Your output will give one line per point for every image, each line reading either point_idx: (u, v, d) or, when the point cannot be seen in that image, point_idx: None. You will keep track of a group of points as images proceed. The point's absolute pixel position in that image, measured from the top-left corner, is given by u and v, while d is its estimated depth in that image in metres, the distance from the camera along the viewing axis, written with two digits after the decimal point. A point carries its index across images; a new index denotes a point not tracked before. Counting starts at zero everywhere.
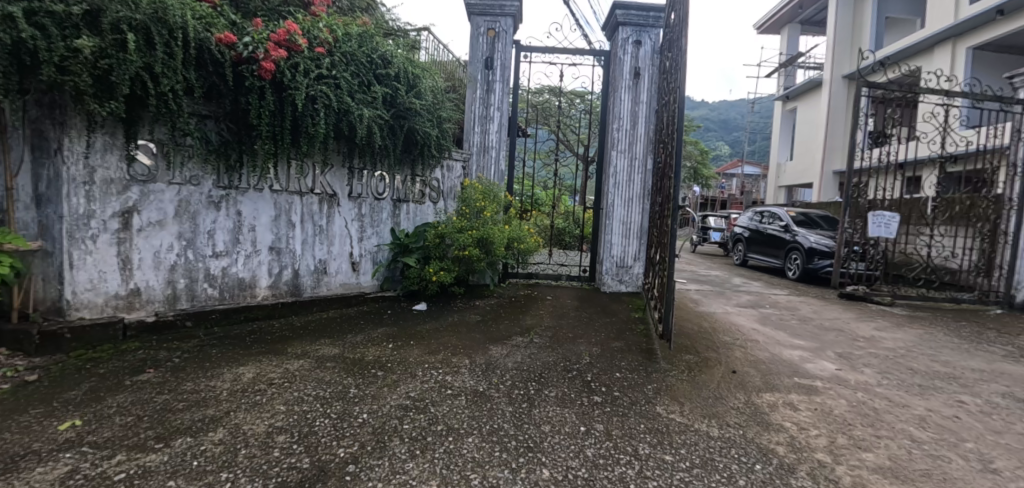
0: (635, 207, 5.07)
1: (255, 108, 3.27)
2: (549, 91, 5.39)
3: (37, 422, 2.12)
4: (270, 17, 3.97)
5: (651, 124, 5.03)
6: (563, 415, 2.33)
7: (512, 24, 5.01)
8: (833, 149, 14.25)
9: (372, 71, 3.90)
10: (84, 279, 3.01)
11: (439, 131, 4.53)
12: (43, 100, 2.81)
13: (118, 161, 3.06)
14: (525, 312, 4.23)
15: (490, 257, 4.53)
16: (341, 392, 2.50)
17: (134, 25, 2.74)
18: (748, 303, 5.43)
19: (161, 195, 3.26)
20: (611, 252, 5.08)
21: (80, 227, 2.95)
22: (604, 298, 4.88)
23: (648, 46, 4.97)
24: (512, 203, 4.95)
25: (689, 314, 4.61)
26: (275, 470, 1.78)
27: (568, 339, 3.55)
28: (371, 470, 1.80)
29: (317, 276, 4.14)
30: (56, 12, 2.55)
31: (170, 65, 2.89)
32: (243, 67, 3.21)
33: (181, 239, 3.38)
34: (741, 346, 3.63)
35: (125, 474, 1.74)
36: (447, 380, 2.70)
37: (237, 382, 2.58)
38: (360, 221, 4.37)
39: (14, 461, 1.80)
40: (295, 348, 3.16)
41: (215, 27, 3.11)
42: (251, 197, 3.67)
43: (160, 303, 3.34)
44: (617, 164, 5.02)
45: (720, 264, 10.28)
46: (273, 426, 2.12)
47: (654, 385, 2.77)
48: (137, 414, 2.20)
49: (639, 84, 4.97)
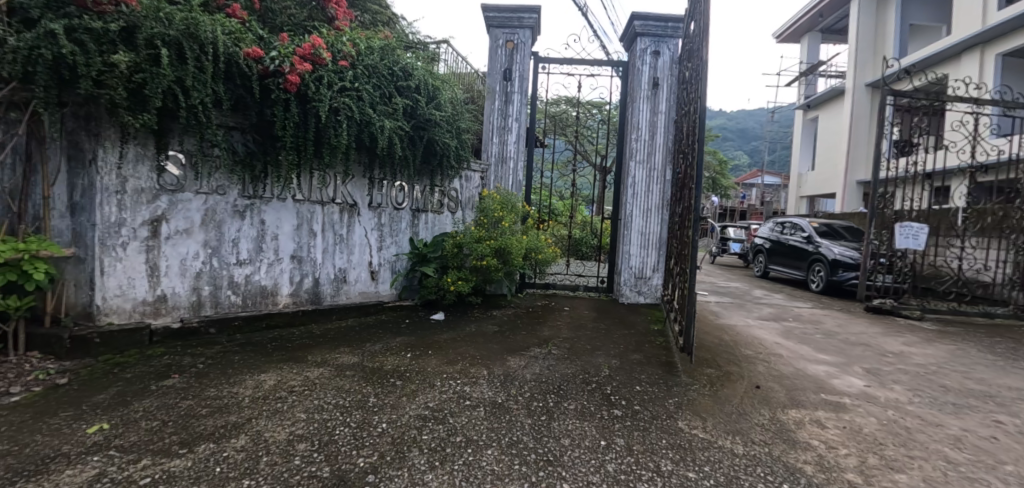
0: (654, 218, 5.02)
1: (280, 120, 3.36)
2: (567, 102, 5.43)
3: (66, 425, 2.17)
4: (296, 32, 4.09)
5: (670, 134, 5.00)
6: (583, 429, 2.29)
7: (531, 36, 5.05)
8: (857, 158, 13.97)
9: (393, 83, 3.98)
10: (114, 285, 3.09)
11: (458, 142, 4.57)
12: (79, 112, 2.92)
13: (149, 171, 3.16)
14: (543, 322, 4.21)
15: (508, 267, 4.53)
16: (360, 401, 2.50)
17: (167, 41, 2.85)
18: (770, 316, 5.31)
19: (188, 204, 3.34)
20: (630, 262, 5.05)
21: (112, 234, 3.04)
22: (622, 309, 4.82)
23: (667, 56, 4.95)
24: (530, 213, 4.96)
25: (710, 326, 4.54)
26: (295, 478, 1.79)
27: (586, 350, 3.52)
28: (390, 481, 1.79)
29: (337, 284, 4.19)
30: (94, 29, 2.66)
31: (200, 79, 2.98)
32: (270, 80, 3.29)
33: (207, 247, 3.45)
34: (765, 360, 3.54)
35: (150, 478, 1.76)
36: (465, 390, 2.69)
37: (258, 390, 2.61)
38: (379, 230, 4.43)
39: (45, 463, 1.85)
40: (314, 355, 3.19)
41: (243, 42, 3.21)
42: (274, 206, 3.75)
43: (185, 309, 3.41)
44: (636, 175, 5.00)
45: (740, 276, 10.10)
46: (293, 434, 2.14)
47: (675, 399, 2.72)
48: (163, 419, 2.24)
49: (658, 94, 4.95)
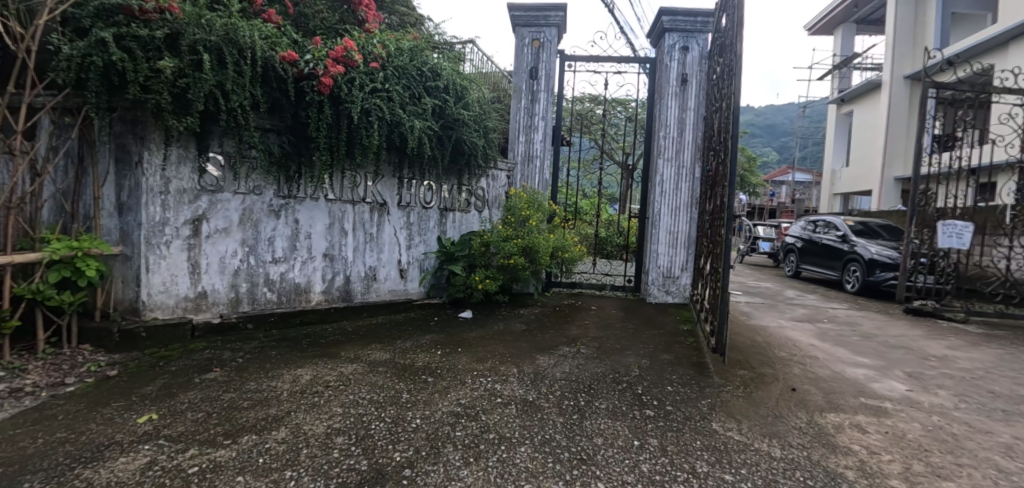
0: (682, 216, 4.94)
1: (314, 122, 3.44)
2: (592, 100, 5.40)
3: (118, 415, 2.28)
4: (328, 35, 4.18)
5: (699, 131, 4.91)
6: (615, 428, 2.28)
7: (557, 34, 5.04)
8: (894, 154, 13.43)
9: (422, 84, 4.04)
10: (159, 282, 3.22)
11: (486, 141, 4.60)
12: (126, 117, 3.05)
13: (190, 173, 3.28)
14: (570, 321, 4.20)
15: (535, 266, 4.55)
16: (393, 397, 2.55)
17: (209, 46, 2.95)
18: (803, 318, 5.16)
19: (227, 204, 3.45)
20: (657, 261, 4.99)
21: (157, 233, 3.16)
22: (650, 309, 4.77)
23: (696, 51, 4.86)
24: (556, 211, 4.96)
25: (740, 327, 4.44)
26: (335, 470, 1.84)
27: (615, 350, 3.49)
28: (427, 475, 1.82)
29: (367, 283, 4.28)
30: (141, 36, 2.77)
31: (239, 83, 3.07)
32: (305, 83, 3.38)
33: (244, 246, 3.57)
34: (799, 363, 3.45)
35: (199, 467, 1.84)
36: (496, 388, 2.71)
37: (296, 384, 2.69)
38: (408, 229, 4.51)
39: (101, 450, 1.95)
40: (347, 351, 3.27)
41: (279, 47, 3.30)
42: (307, 206, 3.85)
43: (224, 306, 3.53)
44: (664, 172, 4.93)
45: (770, 276, 9.85)
46: (331, 428, 2.19)
47: (708, 400, 2.67)
48: (207, 411, 2.33)
49: (686, 91, 4.87)
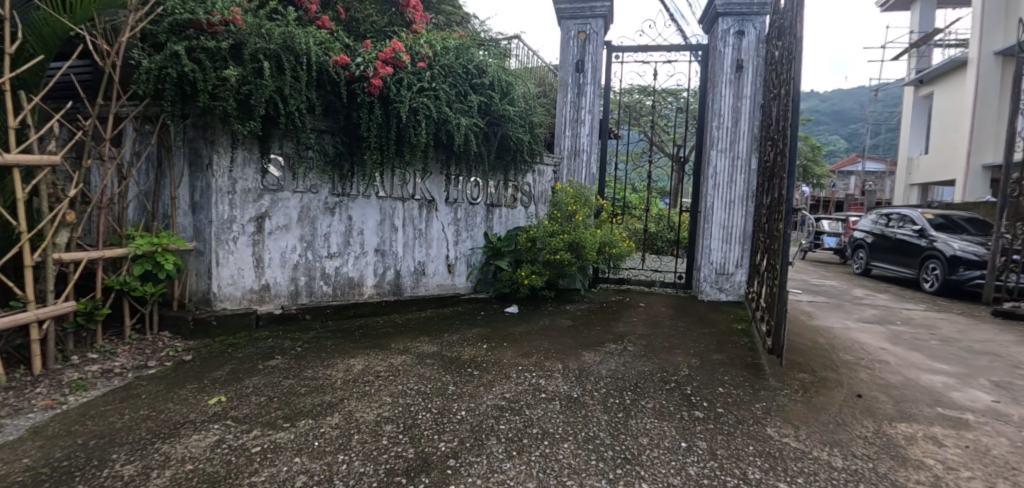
0: (737, 210, 4.71)
1: (365, 122, 3.58)
2: (640, 91, 5.26)
3: (193, 396, 2.49)
4: (378, 38, 4.33)
5: (756, 120, 4.65)
6: (662, 428, 2.22)
7: (604, 25, 4.93)
8: (984, 139, 12.07)
9: (468, 81, 4.10)
10: (227, 275, 3.47)
11: (531, 136, 4.61)
12: (198, 123, 3.30)
13: (254, 173, 3.50)
14: (617, 318, 4.13)
15: (582, 261, 4.52)
16: (440, 388, 2.62)
17: (268, 54, 3.13)
18: (873, 319, 4.78)
19: (287, 202, 3.67)
20: (710, 257, 4.80)
21: (225, 230, 3.41)
22: (701, 307, 4.60)
23: (753, 35, 4.59)
24: (603, 206, 4.89)
25: (801, 328, 4.18)
26: (383, 456, 1.92)
27: (664, 348, 3.40)
28: (470, 466, 1.86)
29: (416, 277, 4.43)
30: (209, 48, 2.99)
31: (296, 87, 3.24)
32: (356, 85, 3.52)
33: (303, 241, 3.78)
34: (867, 367, 3.20)
35: (261, 447, 1.98)
36: (540, 383, 2.72)
37: (349, 373, 2.83)
38: (456, 225, 4.61)
39: (177, 428, 2.15)
40: (397, 343, 3.39)
41: (333, 51, 3.45)
42: (360, 203, 4.02)
43: (285, 297, 3.76)
44: (717, 164, 4.72)
45: (836, 274, 9.19)
46: (380, 416, 2.28)
47: (762, 404, 2.54)
48: (269, 395, 2.50)
49: (742, 78, 4.62)
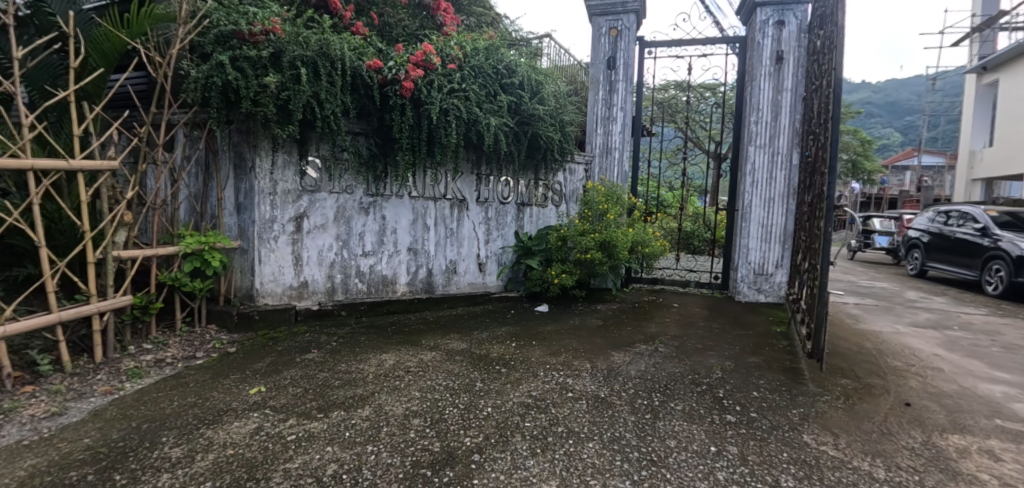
0: (777, 208, 4.52)
1: (397, 124, 3.67)
2: (675, 86, 5.13)
3: (236, 386, 2.64)
4: (410, 41, 4.43)
5: (797, 113, 4.44)
6: (690, 431, 2.17)
7: (636, 20, 4.84)
8: None
9: (498, 82, 4.13)
10: (268, 272, 3.64)
11: (562, 135, 4.60)
12: (242, 128, 3.47)
13: (293, 175, 3.65)
14: (649, 319, 4.05)
15: (613, 261, 4.46)
16: (468, 385, 2.66)
17: (306, 61, 3.26)
18: (927, 323, 4.47)
19: (324, 202, 3.81)
20: (748, 257, 4.63)
21: (266, 230, 3.57)
22: (737, 308, 4.45)
23: (794, 25, 4.40)
24: (636, 205, 4.81)
25: (846, 331, 3.96)
26: (410, 449, 1.97)
27: (697, 350, 3.31)
28: (494, 461, 1.88)
29: (447, 275, 4.50)
30: (251, 57, 3.15)
31: (332, 92, 3.37)
32: (388, 88, 3.61)
33: (339, 240, 3.92)
34: (918, 375, 3.00)
35: (296, 435, 2.08)
36: (568, 382, 2.71)
37: (381, 367, 2.91)
38: (487, 224, 4.66)
39: (220, 415, 2.28)
40: (428, 340, 3.47)
41: (366, 56, 3.56)
42: (393, 203, 4.12)
43: (322, 294, 3.90)
44: (756, 160, 4.55)
45: (888, 275, 8.65)
46: (409, 409, 2.35)
47: (799, 410, 2.43)
48: (305, 387, 2.62)
49: (782, 70, 4.43)
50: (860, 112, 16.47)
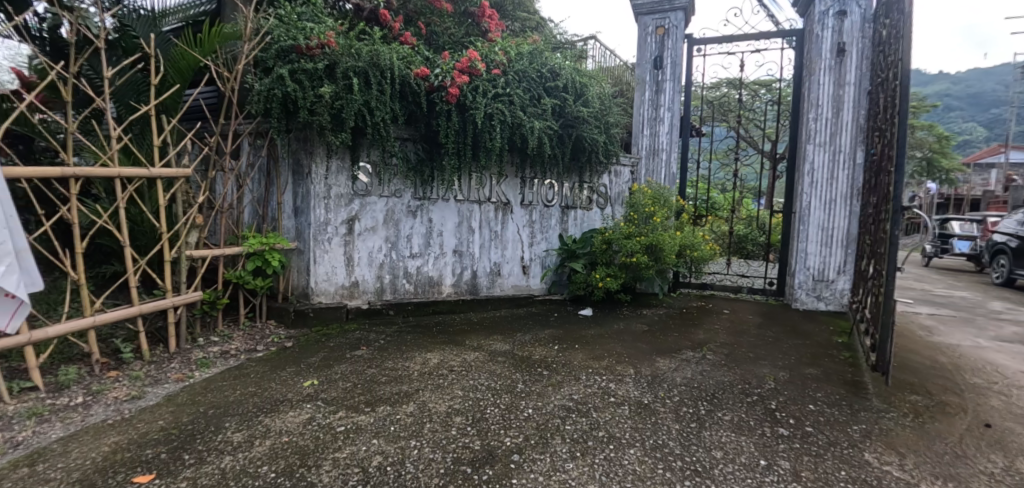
0: (839, 210, 4.24)
1: (444, 129, 3.78)
2: (726, 84, 4.95)
3: (292, 378, 2.80)
4: (456, 49, 4.55)
5: (861, 108, 4.16)
6: (739, 443, 2.08)
7: (684, 17, 4.71)
8: None
9: (542, 85, 4.15)
10: (323, 272, 3.82)
11: (606, 136, 4.55)
12: (299, 136, 3.68)
13: (346, 179, 3.82)
14: (697, 325, 3.92)
15: (660, 265, 4.35)
16: (509, 386, 2.69)
17: (357, 71, 3.42)
18: (1016, 337, 4.03)
19: (374, 205, 3.96)
20: (806, 262, 4.37)
21: (321, 231, 3.75)
22: (794, 316, 4.22)
23: (857, 15, 4.13)
24: (684, 207, 4.68)
25: (917, 344, 3.65)
26: (452, 446, 2.02)
27: (748, 359, 3.16)
28: (533, 462, 1.89)
29: (492, 277, 4.56)
30: (308, 69, 3.34)
31: (382, 100, 3.51)
32: (435, 94, 3.72)
33: (388, 242, 4.06)
34: (1002, 394, 2.71)
35: (346, 427, 2.18)
36: (610, 387, 2.67)
37: (425, 365, 3.00)
38: (531, 227, 4.69)
39: (277, 404, 2.43)
40: (471, 340, 3.53)
41: (414, 64, 3.68)
42: (439, 206, 4.23)
43: (371, 294, 4.05)
44: (815, 159, 4.29)
45: (968, 284, 7.88)
46: (451, 407, 2.40)
47: (860, 426, 2.27)
48: (354, 381, 2.74)
49: (844, 63, 4.16)
50: (936, 106, 15.13)
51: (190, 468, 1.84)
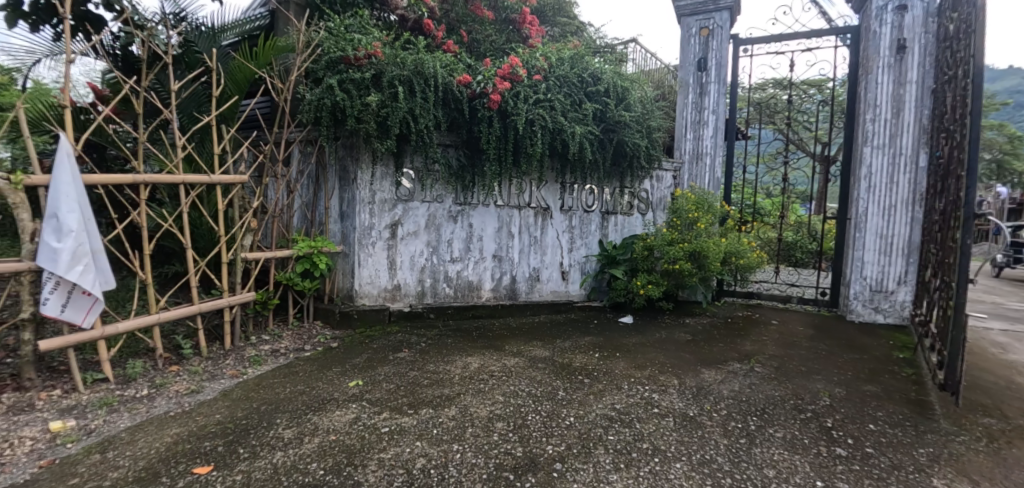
0: (900, 217, 3.98)
1: (485, 135, 3.82)
2: (775, 85, 4.77)
3: (338, 378, 2.88)
4: (497, 56, 4.60)
5: (926, 108, 3.90)
6: (793, 462, 1.98)
7: (730, 17, 4.58)
8: None
9: (583, 90, 4.13)
10: (367, 275, 3.92)
11: (648, 141, 4.47)
12: (347, 143, 3.81)
13: (390, 185, 3.91)
14: (745, 336, 3.76)
15: (704, 272, 4.22)
16: (550, 393, 2.66)
17: (402, 80, 3.51)
18: None
19: (416, 211, 4.04)
20: (862, 272, 4.13)
21: (366, 235, 3.86)
22: (850, 328, 3.98)
23: (920, 9, 3.88)
24: (729, 213, 4.52)
25: (992, 362, 3.37)
26: (494, 451, 2.02)
27: (800, 373, 3.01)
28: (577, 472, 1.86)
29: (531, 283, 4.56)
30: (356, 79, 3.46)
31: (425, 107, 3.58)
32: (477, 101, 3.77)
33: (429, 246, 4.14)
34: None
35: (390, 428, 2.22)
36: (654, 398, 2.60)
37: (466, 369, 3.02)
38: (570, 232, 4.66)
39: (325, 403, 2.51)
40: (511, 345, 3.53)
41: (456, 72, 3.75)
42: (480, 211, 4.27)
43: (413, 297, 4.13)
44: (873, 162, 4.05)
45: None
46: (492, 413, 2.40)
47: (928, 449, 2.11)
48: (397, 383, 2.79)
49: (905, 60, 3.92)
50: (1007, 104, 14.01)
51: (244, 461, 1.92)
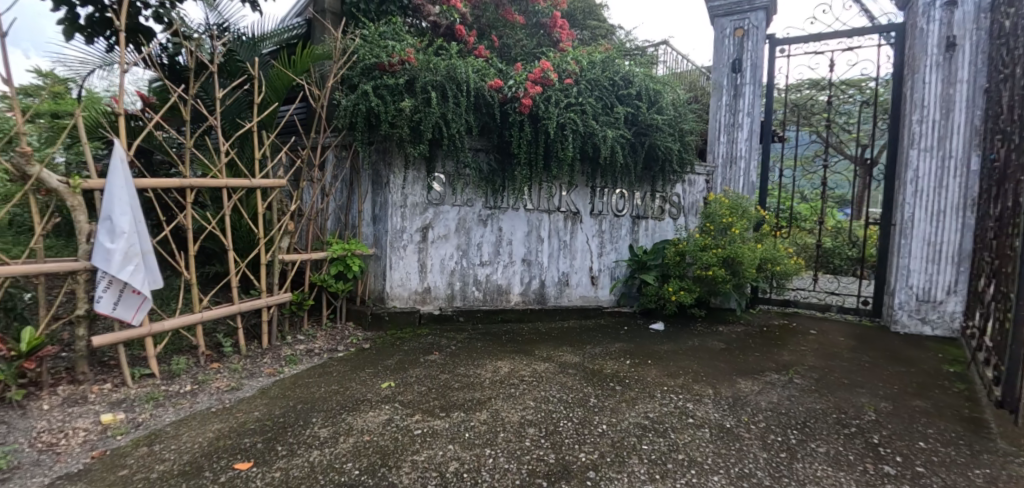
0: (950, 223, 3.78)
1: (516, 139, 3.83)
2: (813, 86, 4.62)
3: (371, 379, 2.93)
4: (527, 60, 4.62)
5: (979, 108, 3.69)
6: (838, 479, 1.89)
7: (766, 17, 4.46)
8: None
9: (614, 93, 4.10)
10: (398, 277, 3.97)
11: (681, 144, 4.39)
12: (380, 148, 3.87)
13: (421, 189, 3.96)
14: (782, 345, 3.64)
15: (738, 279, 4.11)
16: (581, 399, 2.64)
17: (434, 85, 3.56)
18: None
19: (447, 214, 4.08)
20: (908, 280, 3.94)
21: (398, 238, 3.91)
22: (895, 339, 3.81)
23: (972, 4, 3.68)
24: (765, 218, 4.40)
25: None
26: (526, 457, 2.01)
27: (843, 385, 2.89)
28: (611, 481, 1.83)
29: (560, 287, 4.54)
30: (390, 85, 3.52)
31: (456, 112, 3.62)
32: (508, 106, 3.79)
33: (459, 250, 4.16)
34: None
35: (423, 430, 2.24)
36: (688, 407, 2.54)
37: (497, 374, 3.03)
38: (600, 237, 4.62)
39: (358, 404, 2.55)
40: (540, 350, 3.52)
41: (488, 77, 3.77)
42: (509, 215, 4.28)
43: (442, 300, 4.17)
44: (920, 166, 3.86)
45: None
46: (524, 418, 2.39)
47: (986, 470, 1.99)
48: (429, 386, 2.82)
49: (955, 58, 3.73)
50: None
51: (282, 459, 1.97)
